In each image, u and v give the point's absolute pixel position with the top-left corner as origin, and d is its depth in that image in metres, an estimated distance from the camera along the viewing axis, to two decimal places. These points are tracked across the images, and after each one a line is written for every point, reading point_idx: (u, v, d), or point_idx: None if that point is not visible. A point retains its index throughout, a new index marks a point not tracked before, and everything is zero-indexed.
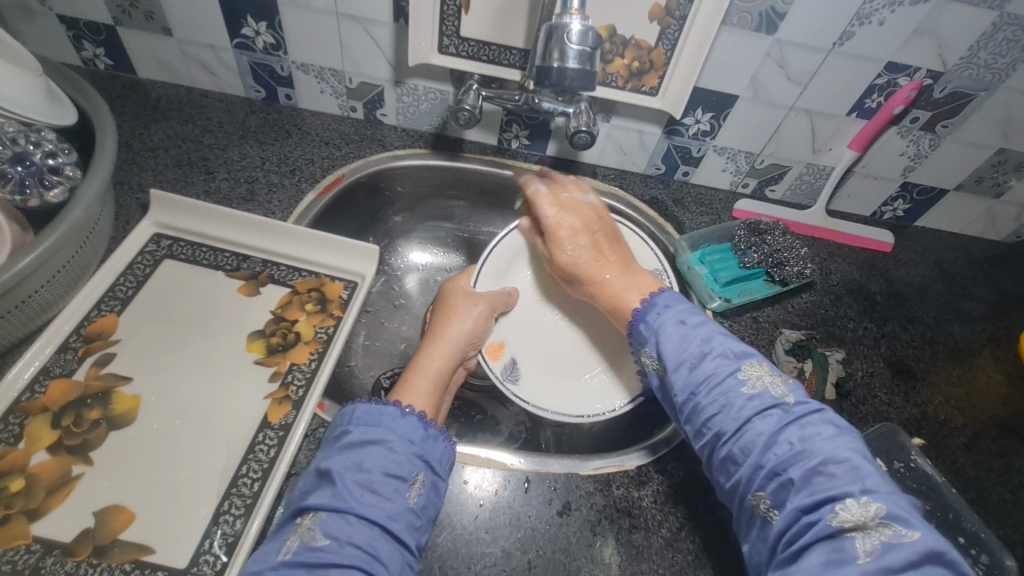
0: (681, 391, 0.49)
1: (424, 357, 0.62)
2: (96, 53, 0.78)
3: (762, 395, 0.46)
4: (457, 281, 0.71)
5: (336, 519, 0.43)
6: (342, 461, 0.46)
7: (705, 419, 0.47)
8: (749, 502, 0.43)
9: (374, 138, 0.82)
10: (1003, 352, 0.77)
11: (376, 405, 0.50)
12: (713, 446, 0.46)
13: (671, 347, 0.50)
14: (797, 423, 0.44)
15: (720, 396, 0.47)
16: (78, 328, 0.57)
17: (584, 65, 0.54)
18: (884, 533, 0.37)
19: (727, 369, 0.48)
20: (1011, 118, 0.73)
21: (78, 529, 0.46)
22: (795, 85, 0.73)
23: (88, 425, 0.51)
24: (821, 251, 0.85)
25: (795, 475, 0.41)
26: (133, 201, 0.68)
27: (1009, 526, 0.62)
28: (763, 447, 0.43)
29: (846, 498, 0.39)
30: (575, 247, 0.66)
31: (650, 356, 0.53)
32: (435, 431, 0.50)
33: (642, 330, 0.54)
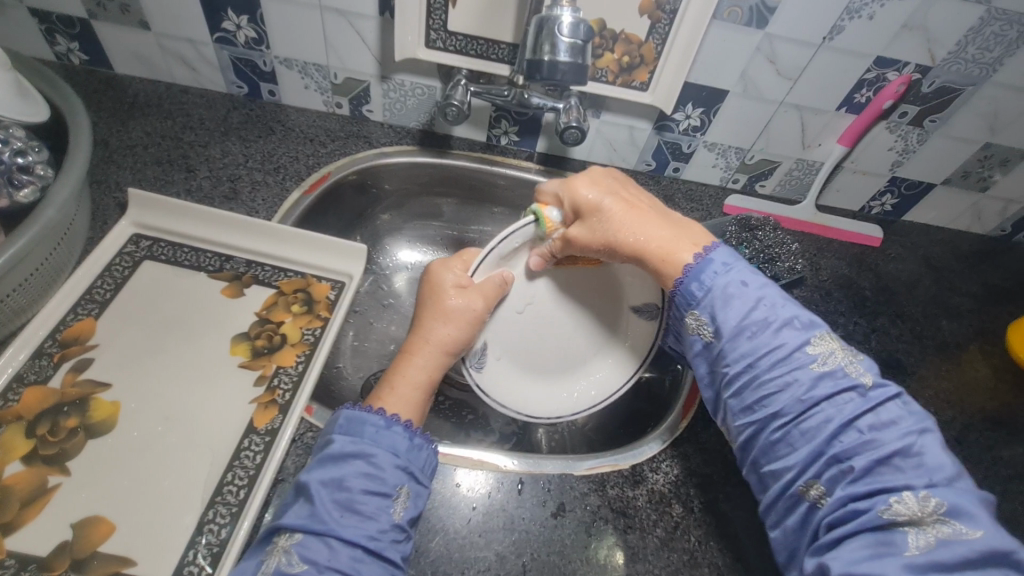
0: (740, 361, 0.46)
1: (417, 363, 0.56)
2: (70, 48, 0.75)
3: (832, 376, 0.44)
4: (449, 267, 0.61)
5: (313, 542, 0.42)
6: (322, 478, 0.45)
7: (764, 395, 0.45)
8: (796, 486, 0.43)
9: (360, 135, 0.81)
10: (990, 346, 0.78)
11: (360, 414, 0.48)
12: (767, 425, 0.45)
13: (732, 312, 0.47)
14: (867, 411, 0.42)
15: (784, 373, 0.45)
16: (54, 333, 0.55)
17: (575, 58, 0.53)
18: (943, 530, 0.37)
19: (793, 344, 0.45)
20: (997, 113, 0.74)
21: (54, 542, 0.44)
22: (785, 80, 0.72)
23: (65, 433, 0.49)
24: (811, 246, 0.85)
25: (856, 463, 0.41)
26: (111, 201, 0.66)
27: (1000, 518, 0.62)
28: (824, 430, 0.42)
29: (905, 490, 0.39)
30: (598, 207, 0.57)
31: (699, 320, 0.49)
32: (419, 438, 0.49)
33: (691, 288, 0.49)
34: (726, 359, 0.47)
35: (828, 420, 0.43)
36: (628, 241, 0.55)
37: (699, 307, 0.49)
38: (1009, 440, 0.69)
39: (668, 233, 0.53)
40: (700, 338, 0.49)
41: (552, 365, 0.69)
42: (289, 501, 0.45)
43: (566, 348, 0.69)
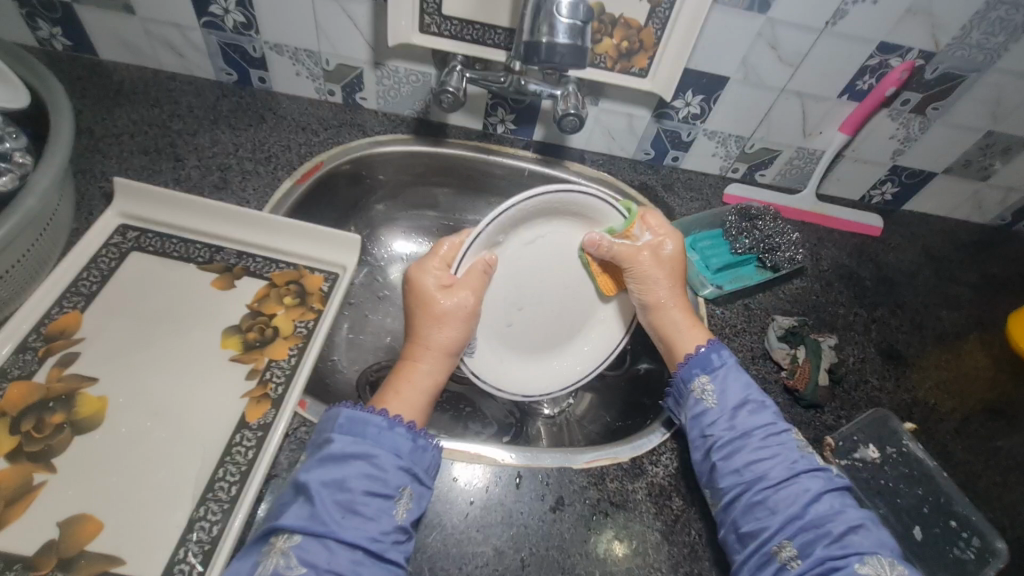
0: (738, 428, 0.53)
1: (422, 369, 0.55)
2: (53, 33, 0.73)
3: (810, 456, 0.52)
4: (428, 267, 0.57)
5: (313, 544, 0.41)
6: (322, 478, 0.44)
7: (757, 460, 0.51)
8: (770, 545, 0.48)
9: (353, 123, 0.79)
10: (990, 336, 0.77)
11: (362, 415, 0.47)
12: (752, 486, 0.50)
13: (735, 388, 0.56)
14: (835, 489, 0.51)
15: (774, 445, 0.52)
16: (38, 326, 0.53)
17: (573, 40, 0.52)
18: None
19: (781, 424, 0.54)
20: (1000, 100, 0.73)
21: (41, 541, 0.43)
22: (786, 67, 0.71)
23: (51, 429, 0.48)
24: (811, 236, 0.84)
25: (833, 528, 0.48)
26: (96, 190, 0.64)
27: (998, 510, 0.62)
28: (804, 497, 0.49)
29: (874, 556, 0.47)
30: (669, 259, 0.63)
31: (705, 387, 0.56)
32: (422, 439, 0.48)
33: (710, 357, 0.57)
34: (722, 424, 0.54)
35: (806, 490, 0.50)
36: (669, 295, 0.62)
37: (710, 374, 0.56)
38: (1009, 430, 0.68)
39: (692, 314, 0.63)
40: (702, 402, 0.55)
41: (564, 325, 0.68)
42: (286, 500, 0.44)
43: (568, 303, 0.67)
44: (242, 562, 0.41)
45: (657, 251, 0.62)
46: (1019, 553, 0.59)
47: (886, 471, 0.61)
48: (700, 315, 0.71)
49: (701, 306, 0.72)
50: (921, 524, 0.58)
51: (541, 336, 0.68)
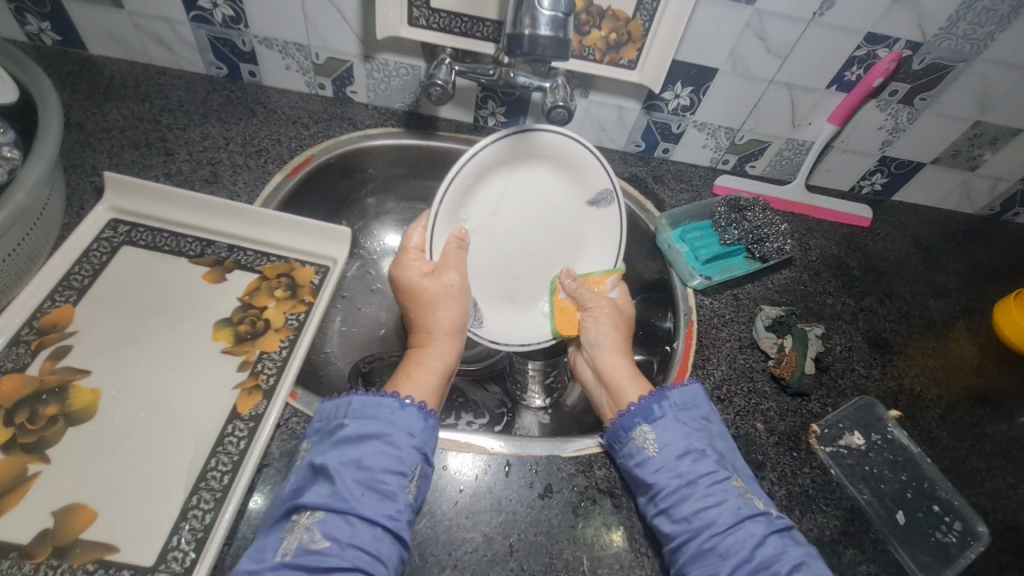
0: (681, 476, 0.51)
1: (431, 352, 0.58)
2: (41, 28, 0.73)
3: (753, 500, 0.50)
4: (406, 262, 0.61)
5: (335, 519, 0.42)
6: (341, 457, 0.44)
7: (702, 507, 0.49)
8: None
9: (344, 117, 0.79)
10: (977, 324, 0.78)
11: (375, 398, 0.48)
12: (699, 535, 0.48)
13: (675, 436, 0.53)
14: (781, 530, 0.48)
15: (719, 492, 0.49)
16: (31, 320, 0.53)
17: (556, 32, 0.52)
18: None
19: (724, 470, 0.51)
20: (987, 90, 0.73)
21: (36, 530, 0.44)
22: (774, 57, 0.71)
23: (44, 421, 0.49)
24: (800, 227, 0.84)
25: (781, 570, 0.45)
26: (87, 184, 0.65)
27: (981, 494, 0.63)
28: (751, 541, 0.47)
29: None
30: (625, 318, 0.69)
31: (648, 436, 0.53)
32: (432, 420, 0.49)
33: (650, 406, 0.55)
34: (666, 472, 0.51)
35: (752, 534, 0.47)
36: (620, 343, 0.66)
37: (649, 424, 0.54)
38: (993, 417, 0.69)
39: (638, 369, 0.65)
40: (644, 451, 0.53)
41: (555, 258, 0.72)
42: (304, 480, 0.45)
43: (549, 234, 0.71)
44: (266, 538, 0.42)
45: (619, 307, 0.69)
46: (1001, 537, 0.60)
47: (871, 458, 0.62)
48: (689, 306, 0.72)
49: (691, 297, 0.73)
50: (905, 509, 0.59)
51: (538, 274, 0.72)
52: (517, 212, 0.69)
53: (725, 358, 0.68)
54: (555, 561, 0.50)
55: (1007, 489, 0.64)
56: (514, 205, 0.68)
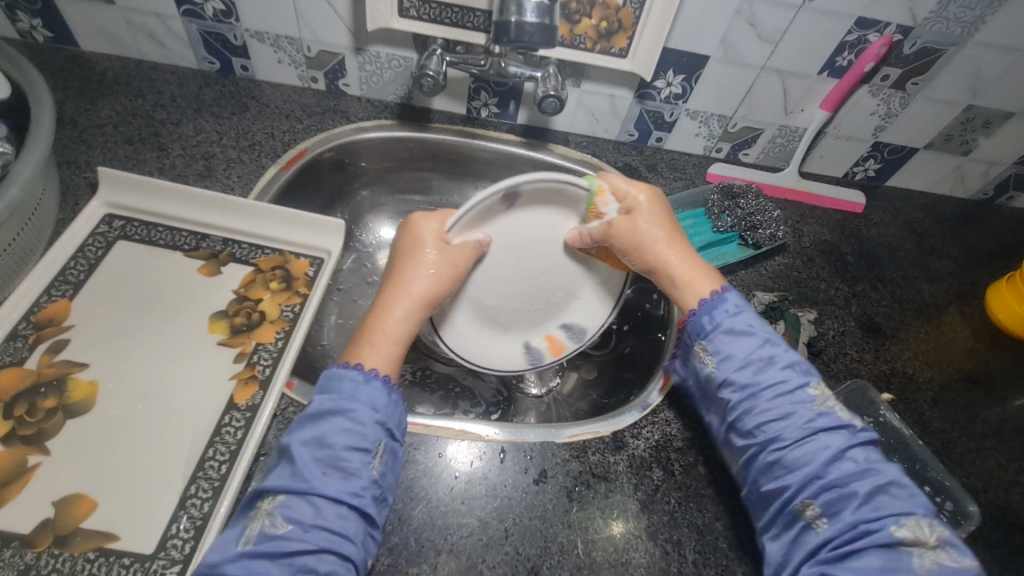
0: (743, 390, 0.50)
1: (391, 317, 0.53)
2: (33, 24, 0.73)
3: (830, 413, 0.48)
4: (425, 220, 0.57)
5: (296, 501, 0.42)
6: (302, 438, 0.45)
7: (769, 420, 0.48)
8: (793, 504, 0.46)
9: (337, 110, 0.79)
10: (969, 308, 0.79)
11: (338, 372, 0.48)
12: (764, 449, 0.48)
13: (737, 348, 0.51)
14: (862, 445, 0.47)
15: (787, 404, 0.49)
16: (28, 315, 0.54)
17: (541, 19, 0.52)
18: (938, 554, 0.43)
19: (794, 380, 0.50)
20: (979, 73, 0.73)
21: (36, 520, 0.44)
22: (766, 44, 0.71)
23: (43, 414, 0.49)
24: (794, 214, 0.84)
25: (857, 488, 0.45)
26: (81, 180, 0.65)
27: (972, 474, 0.63)
28: (822, 457, 0.46)
29: (909, 515, 0.44)
30: (649, 216, 0.59)
31: (707, 349, 0.53)
32: (394, 394, 0.49)
33: (702, 320, 0.54)
34: (730, 386, 0.51)
35: (826, 448, 0.46)
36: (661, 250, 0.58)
37: (707, 338, 0.53)
38: (985, 399, 0.70)
39: (692, 260, 0.58)
40: (704, 367, 0.53)
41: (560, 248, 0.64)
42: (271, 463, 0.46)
43: (543, 237, 0.63)
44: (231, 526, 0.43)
45: (630, 211, 0.60)
46: (991, 515, 0.60)
47: None
48: None
49: None
50: None
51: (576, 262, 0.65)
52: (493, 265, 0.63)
53: None
54: (550, 544, 0.50)
55: (998, 469, 0.64)
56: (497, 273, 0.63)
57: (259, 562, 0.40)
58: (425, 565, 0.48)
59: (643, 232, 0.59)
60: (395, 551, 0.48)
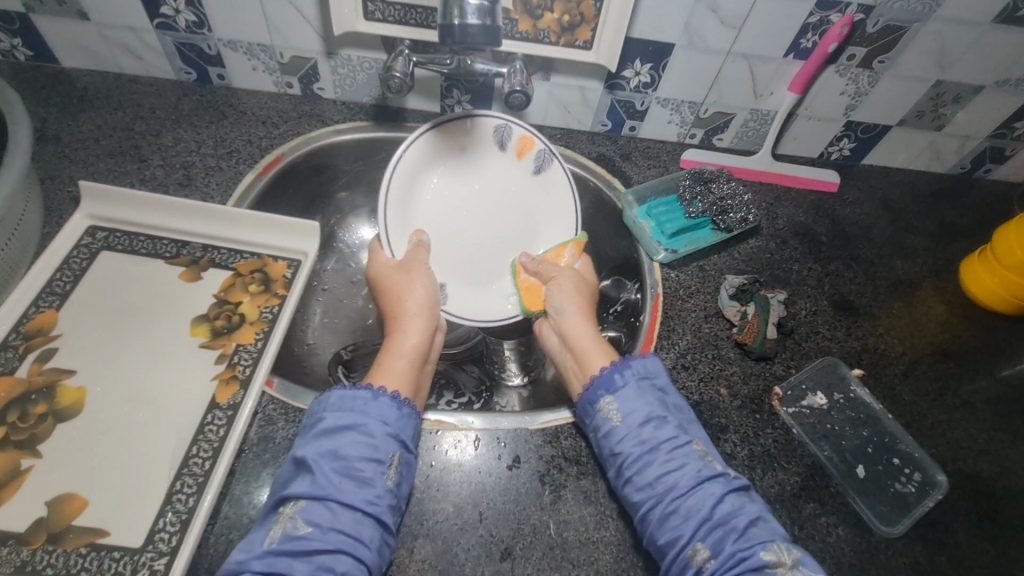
0: (645, 443, 0.51)
1: (399, 337, 0.60)
2: (13, 44, 0.75)
3: (712, 460, 0.50)
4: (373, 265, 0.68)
5: (316, 506, 0.44)
6: (319, 449, 0.46)
7: (662, 473, 0.49)
8: (685, 550, 0.46)
9: (313, 114, 0.81)
10: (944, 282, 0.80)
11: (349, 391, 0.50)
12: (661, 501, 0.48)
13: (637, 404, 0.53)
14: (738, 486, 0.49)
15: (680, 455, 0.50)
16: (17, 326, 0.56)
17: (483, 20, 0.54)
18: (797, 575, 0.45)
19: (685, 434, 0.52)
20: (944, 49, 0.74)
21: (31, 520, 0.47)
22: (728, 29, 0.72)
23: (35, 419, 0.52)
24: (767, 197, 0.85)
25: (738, 523, 0.46)
26: (64, 194, 0.67)
27: (942, 445, 0.64)
28: (711, 500, 0.47)
29: (775, 541, 0.46)
30: (591, 286, 0.71)
31: (611, 405, 0.54)
32: (406, 408, 0.50)
33: (614, 376, 0.55)
34: (629, 441, 0.51)
35: (712, 493, 0.48)
36: (584, 308, 0.66)
37: (614, 394, 0.54)
38: (957, 371, 0.71)
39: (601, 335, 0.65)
40: (608, 422, 0.53)
41: (469, 205, 0.77)
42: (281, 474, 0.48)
43: (459, 219, 0.77)
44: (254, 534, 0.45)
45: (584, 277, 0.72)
46: (960, 484, 0.62)
47: (833, 415, 0.64)
48: (655, 279, 0.75)
49: (657, 270, 0.75)
50: (865, 463, 0.61)
51: (448, 165, 0.75)
52: (478, 246, 0.78)
53: (690, 329, 0.70)
54: (523, 526, 0.52)
55: (968, 439, 0.65)
56: (483, 241, 0.78)
57: (283, 561, 0.41)
58: (402, 550, 0.50)
59: (585, 288, 0.69)
60: None
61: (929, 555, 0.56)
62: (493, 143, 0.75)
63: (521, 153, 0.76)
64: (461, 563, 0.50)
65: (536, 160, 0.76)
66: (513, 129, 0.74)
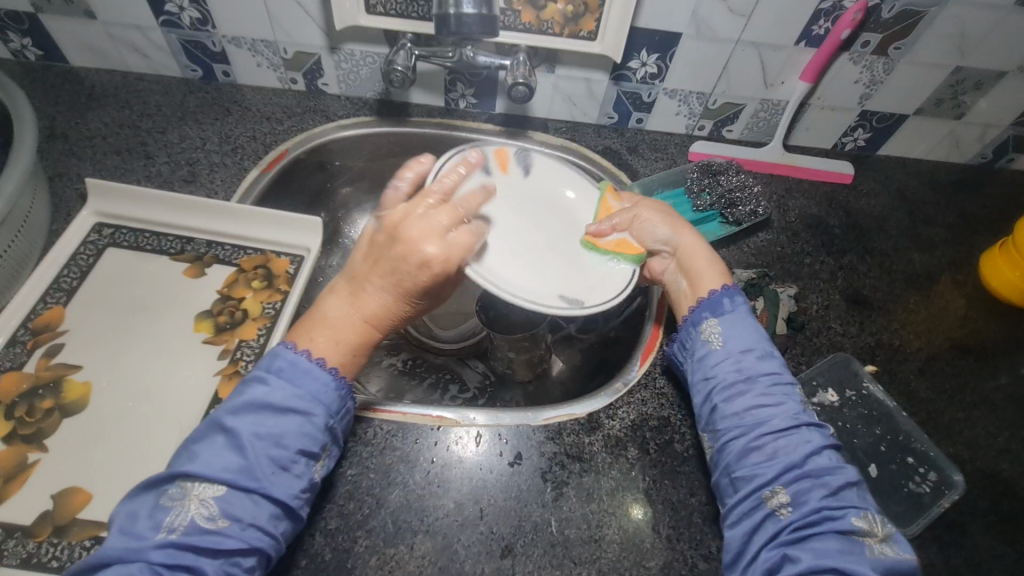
0: (744, 372, 0.51)
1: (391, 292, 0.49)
2: (23, 44, 0.76)
3: (811, 412, 0.50)
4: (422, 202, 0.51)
5: (238, 498, 0.40)
6: (257, 431, 0.42)
7: (756, 406, 0.49)
8: (763, 490, 0.46)
9: (318, 109, 0.81)
10: (963, 275, 0.77)
11: (304, 363, 0.45)
12: (749, 434, 0.48)
13: (742, 333, 0.53)
14: (833, 445, 0.49)
15: (779, 394, 0.50)
16: (25, 322, 0.57)
17: (479, 9, 0.54)
18: (885, 547, 0.43)
19: (788, 378, 0.52)
20: (965, 34, 0.71)
21: (37, 512, 0.47)
22: (737, 17, 0.70)
23: (41, 414, 0.52)
24: (779, 188, 0.83)
25: (830, 480, 0.45)
26: (72, 192, 0.68)
27: (959, 444, 0.62)
28: (804, 448, 0.47)
29: (866, 510, 0.45)
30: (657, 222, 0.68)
31: (713, 330, 0.54)
32: (351, 403, 0.47)
33: (724, 301, 0.55)
34: (726, 366, 0.52)
35: (806, 442, 0.47)
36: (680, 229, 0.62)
37: (720, 319, 0.54)
38: (977, 367, 0.69)
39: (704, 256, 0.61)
40: (708, 345, 0.53)
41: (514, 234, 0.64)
42: (198, 441, 0.42)
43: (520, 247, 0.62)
44: (143, 504, 0.40)
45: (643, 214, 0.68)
46: (977, 484, 0.60)
47: (845, 413, 0.62)
48: None
49: None
50: (877, 462, 0.59)
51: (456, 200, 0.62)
52: (559, 259, 0.63)
53: None
54: (524, 523, 0.52)
55: (987, 437, 0.63)
56: (555, 252, 0.64)
57: (188, 554, 0.38)
58: (402, 546, 0.50)
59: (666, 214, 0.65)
60: (373, 532, 0.50)
61: (944, 557, 0.54)
62: (478, 171, 0.67)
63: (504, 166, 0.69)
64: (461, 560, 0.50)
65: (518, 163, 0.70)
66: (484, 149, 0.68)
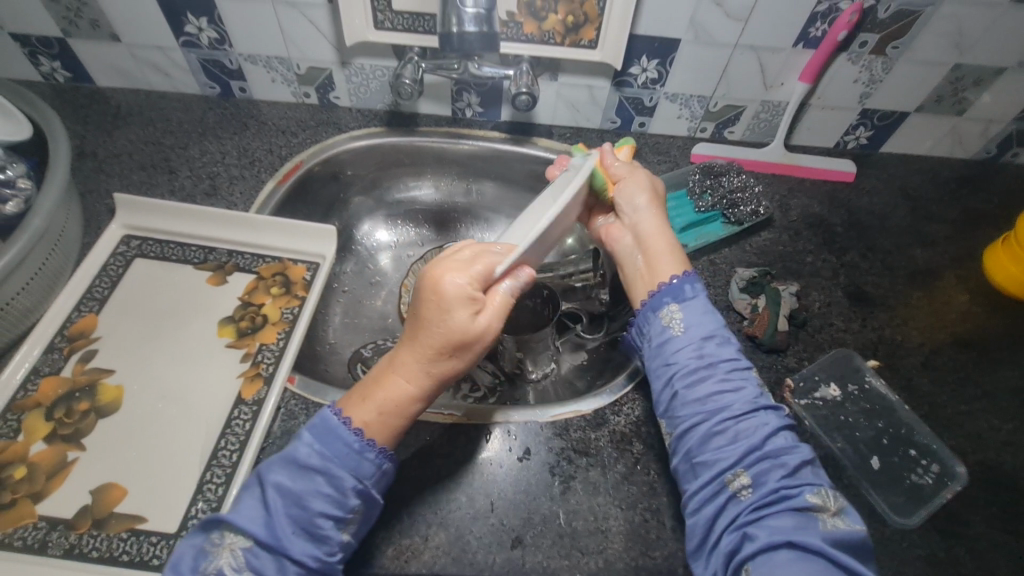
0: (705, 358, 0.52)
1: (413, 347, 0.47)
2: (53, 67, 0.81)
3: (768, 394, 0.52)
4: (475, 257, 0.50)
5: (263, 554, 0.42)
6: (283, 487, 0.43)
7: (716, 390, 0.50)
8: (725, 474, 0.47)
9: (330, 122, 0.84)
10: (966, 271, 0.78)
11: (334, 423, 0.45)
12: (710, 419, 0.49)
13: (702, 318, 0.54)
14: (789, 425, 0.51)
15: (738, 378, 0.51)
16: (62, 329, 0.61)
17: (480, 26, 0.58)
18: (838, 521, 0.45)
19: (745, 361, 0.54)
20: (962, 31, 0.72)
21: (78, 506, 0.51)
22: (735, 21, 0.72)
23: (78, 415, 0.56)
24: (780, 188, 0.85)
25: (789, 460, 0.47)
26: (101, 206, 0.72)
27: (961, 436, 0.63)
28: (762, 430, 0.48)
29: (820, 487, 0.47)
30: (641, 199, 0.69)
31: (672, 317, 0.55)
32: (387, 465, 0.46)
33: (686, 287, 0.56)
34: (687, 353, 0.53)
35: (765, 424, 0.49)
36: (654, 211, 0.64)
37: (680, 306, 0.55)
38: (980, 361, 0.69)
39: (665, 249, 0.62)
40: (669, 330, 0.54)
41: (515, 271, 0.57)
42: (244, 489, 0.45)
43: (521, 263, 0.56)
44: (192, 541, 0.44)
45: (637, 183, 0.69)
46: (980, 475, 0.60)
47: (847, 407, 0.63)
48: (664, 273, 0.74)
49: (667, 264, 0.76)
50: (879, 454, 0.60)
51: None
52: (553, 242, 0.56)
53: None
54: (533, 516, 0.54)
55: (990, 430, 0.64)
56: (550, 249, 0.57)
57: None
58: (417, 537, 0.52)
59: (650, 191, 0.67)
60: (388, 524, 0.53)
61: (946, 547, 0.55)
62: None
63: None
64: (473, 550, 0.52)
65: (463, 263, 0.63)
66: None
